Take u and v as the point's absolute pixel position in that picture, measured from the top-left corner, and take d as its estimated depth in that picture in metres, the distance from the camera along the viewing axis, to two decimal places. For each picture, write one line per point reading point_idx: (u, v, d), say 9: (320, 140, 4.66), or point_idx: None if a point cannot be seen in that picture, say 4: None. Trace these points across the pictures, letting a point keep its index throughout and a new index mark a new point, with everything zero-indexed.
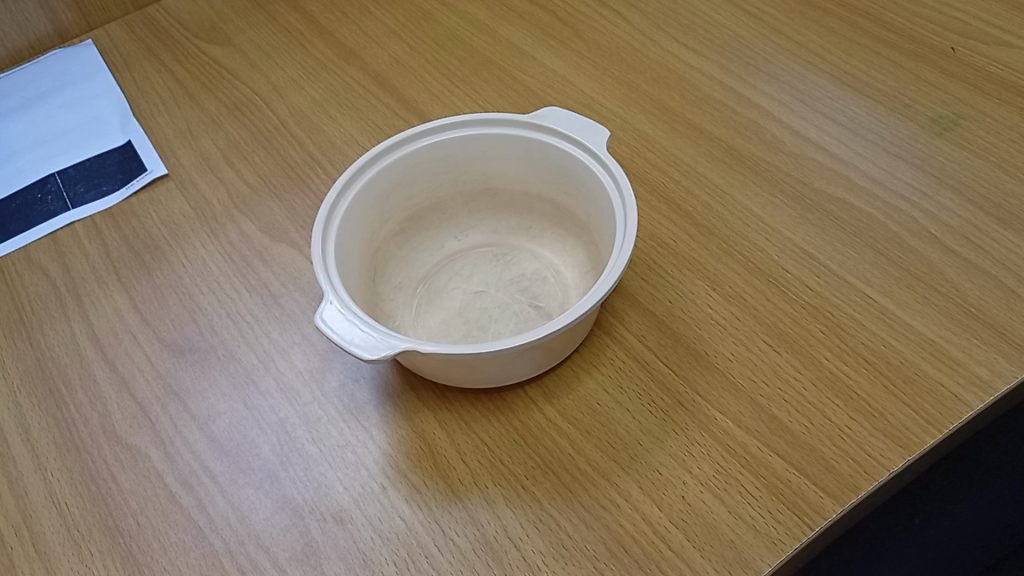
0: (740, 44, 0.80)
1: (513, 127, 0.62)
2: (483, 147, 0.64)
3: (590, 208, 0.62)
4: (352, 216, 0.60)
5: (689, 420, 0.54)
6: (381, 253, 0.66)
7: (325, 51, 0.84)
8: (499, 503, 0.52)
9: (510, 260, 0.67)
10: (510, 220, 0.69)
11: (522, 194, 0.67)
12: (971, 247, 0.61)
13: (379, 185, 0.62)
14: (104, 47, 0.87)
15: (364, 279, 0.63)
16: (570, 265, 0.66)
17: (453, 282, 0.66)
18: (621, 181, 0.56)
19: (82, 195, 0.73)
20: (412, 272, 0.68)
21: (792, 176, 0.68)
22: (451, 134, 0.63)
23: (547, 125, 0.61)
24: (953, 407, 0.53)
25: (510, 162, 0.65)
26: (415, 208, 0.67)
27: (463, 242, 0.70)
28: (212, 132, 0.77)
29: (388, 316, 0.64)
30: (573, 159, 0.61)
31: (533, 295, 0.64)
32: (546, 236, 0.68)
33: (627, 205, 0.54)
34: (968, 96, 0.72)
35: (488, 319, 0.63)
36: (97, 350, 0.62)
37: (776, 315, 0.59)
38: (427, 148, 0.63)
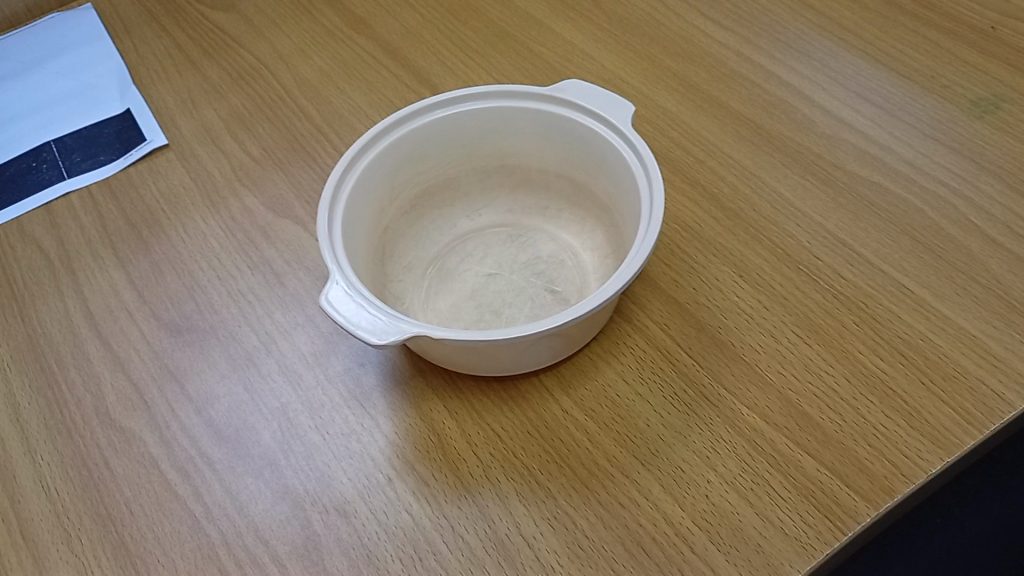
0: (768, 18, 0.76)
1: (533, 100, 0.59)
2: (500, 122, 0.61)
3: (612, 188, 0.59)
4: (361, 191, 0.56)
5: (714, 415, 0.51)
6: (390, 232, 0.63)
7: (334, 19, 0.81)
8: (512, 499, 0.49)
9: (525, 242, 0.64)
10: (525, 200, 0.66)
11: (540, 172, 0.64)
12: (1013, 237, 0.58)
13: (390, 159, 0.59)
14: (103, 12, 0.84)
15: (372, 259, 0.60)
16: (589, 248, 0.63)
17: (465, 264, 0.63)
18: (648, 159, 0.53)
19: (78, 165, 0.70)
20: (422, 253, 0.65)
21: (823, 158, 0.64)
22: (467, 107, 0.60)
23: (569, 98, 0.58)
24: (995, 407, 0.50)
25: (527, 138, 0.62)
26: (427, 185, 0.64)
27: (476, 221, 0.66)
28: (214, 102, 0.74)
29: (396, 298, 0.61)
30: (596, 136, 0.58)
31: (550, 279, 0.61)
32: (563, 217, 0.65)
33: (653, 185, 0.51)
34: (1009, 77, 0.68)
35: (502, 304, 0.60)
36: (91, 328, 0.59)
37: (806, 305, 0.56)
38: (441, 122, 0.59)
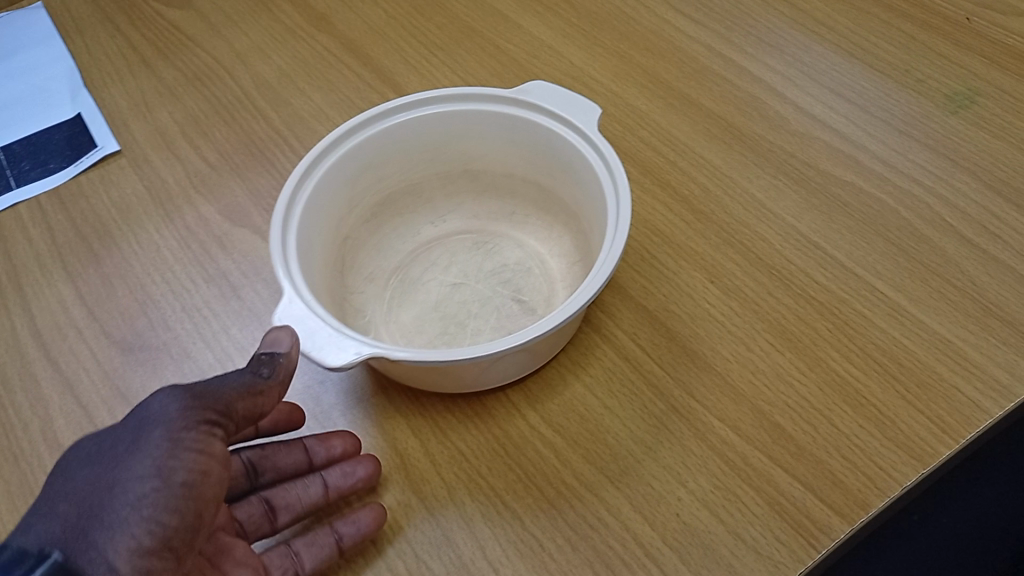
0: (740, 11, 0.74)
1: (495, 103, 0.57)
2: (462, 126, 0.59)
3: (579, 193, 0.57)
4: (319, 200, 0.54)
5: (685, 429, 0.50)
6: (351, 241, 0.61)
7: (294, 16, 0.78)
8: (477, 521, 0.47)
9: (491, 250, 0.63)
10: (491, 206, 0.65)
11: (505, 177, 0.63)
12: (989, 237, 0.57)
13: (349, 165, 0.56)
14: (54, 11, 0.81)
15: (332, 271, 0.58)
16: (556, 254, 0.62)
17: (429, 273, 0.62)
18: (614, 163, 0.50)
19: (26, 173, 0.68)
20: (385, 262, 0.64)
21: (796, 157, 0.63)
22: (428, 110, 0.57)
23: (533, 100, 0.55)
24: (971, 415, 0.49)
25: (491, 143, 0.60)
26: (389, 192, 0.63)
27: (441, 229, 0.66)
28: (169, 105, 0.71)
29: (359, 310, 0.59)
30: (561, 138, 0.55)
31: (516, 287, 0.60)
32: (529, 222, 0.64)
33: (619, 191, 0.49)
34: (985, 70, 0.67)
35: (467, 314, 0.58)
36: (39, 346, 0.57)
37: (779, 311, 0.54)
38: (401, 126, 0.57)
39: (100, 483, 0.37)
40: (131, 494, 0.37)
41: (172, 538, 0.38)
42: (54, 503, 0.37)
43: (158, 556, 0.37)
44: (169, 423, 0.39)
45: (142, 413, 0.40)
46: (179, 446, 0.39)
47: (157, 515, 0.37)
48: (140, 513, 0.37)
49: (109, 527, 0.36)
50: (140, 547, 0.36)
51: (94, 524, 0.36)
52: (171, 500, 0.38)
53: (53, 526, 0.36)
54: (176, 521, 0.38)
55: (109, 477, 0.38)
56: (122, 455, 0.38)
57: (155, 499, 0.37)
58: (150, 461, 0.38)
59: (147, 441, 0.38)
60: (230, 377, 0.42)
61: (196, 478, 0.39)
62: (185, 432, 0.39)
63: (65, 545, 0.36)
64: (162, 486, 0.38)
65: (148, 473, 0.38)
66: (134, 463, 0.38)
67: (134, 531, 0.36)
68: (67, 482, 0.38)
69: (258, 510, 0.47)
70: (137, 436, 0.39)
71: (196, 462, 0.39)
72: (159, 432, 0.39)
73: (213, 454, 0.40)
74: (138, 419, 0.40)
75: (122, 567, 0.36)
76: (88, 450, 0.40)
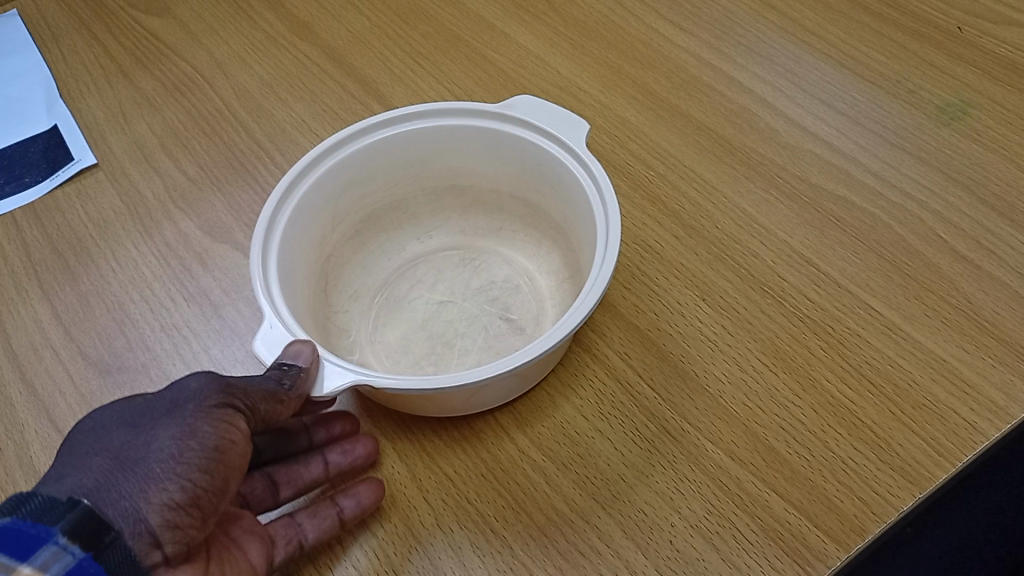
0: (730, 19, 0.73)
1: (481, 119, 0.55)
2: (448, 141, 0.57)
3: (567, 210, 0.56)
4: (302, 219, 0.52)
5: (677, 452, 0.49)
6: (335, 259, 0.60)
7: (276, 24, 0.76)
8: (466, 549, 0.46)
9: (477, 266, 0.62)
10: (478, 220, 0.64)
11: (491, 193, 0.62)
12: (983, 252, 0.56)
13: (333, 182, 0.55)
14: (30, 18, 0.79)
15: (316, 291, 0.56)
16: (544, 271, 0.61)
17: (415, 290, 0.61)
18: (602, 181, 0.49)
19: (1, 187, 0.66)
20: (371, 279, 0.63)
21: (787, 170, 0.62)
22: (414, 126, 0.56)
23: (518, 116, 0.54)
24: (968, 437, 0.48)
25: (478, 158, 0.59)
26: (373, 208, 0.61)
27: (426, 244, 0.64)
28: (148, 116, 0.70)
29: (344, 329, 0.58)
30: (550, 156, 0.53)
31: (504, 305, 0.59)
32: (518, 238, 0.63)
33: (608, 209, 0.48)
34: (976, 81, 0.66)
35: (454, 334, 0.57)
36: (13, 369, 0.55)
37: (772, 330, 0.53)
38: (385, 142, 0.56)
39: (135, 440, 0.37)
40: (167, 452, 0.37)
41: (201, 497, 0.37)
42: (83, 456, 0.36)
43: (186, 513, 0.37)
44: (204, 396, 0.39)
45: (175, 388, 0.40)
46: (212, 416, 0.39)
47: (189, 472, 0.37)
48: (174, 468, 0.37)
49: (143, 479, 0.36)
50: (172, 502, 0.36)
51: (128, 475, 0.36)
52: (204, 460, 0.38)
53: (85, 475, 0.35)
54: (207, 481, 0.38)
55: (144, 436, 0.37)
56: (157, 418, 0.38)
57: (189, 457, 0.37)
58: (184, 425, 0.38)
59: (183, 409, 0.39)
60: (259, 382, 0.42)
61: (226, 446, 0.39)
62: (215, 407, 0.39)
63: (98, 493, 0.35)
64: (196, 446, 0.38)
65: (183, 435, 0.38)
66: (168, 426, 0.38)
67: (167, 485, 0.36)
68: (95, 439, 0.37)
69: (260, 486, 0.47)
70: (172, 405, 0.39)
71: (228, 431, 0.39)
72: (193, 404, 0.39)
73: (240, 431, 0.40)
74: (172, 393, 0.40)
75: (153, 519, 0.35)
76: (116, 414, 0.39)
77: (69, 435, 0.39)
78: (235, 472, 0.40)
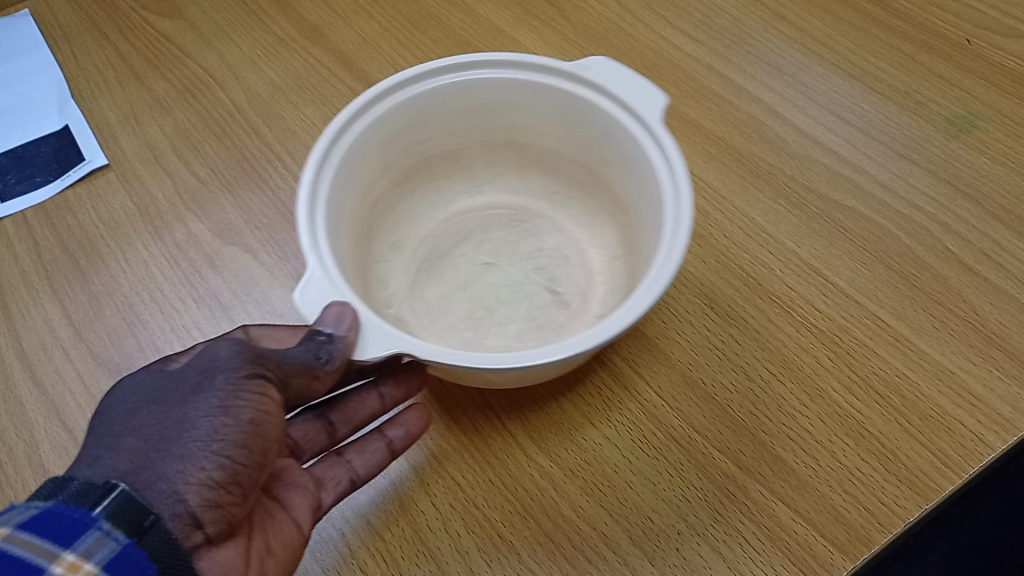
0: (739, 29, 0.74)
1: (552, 75, 0.54)
2: (512, 99, 0.57)
3: (631, 188, 0.56)
4: (354, 156, 0.52)
5: (685, 460, 0.49)
6: (380, 206, 0.60)
7: (286, 26, 0.76)
8: (473, 555, 0.46)
9: (527, 232, 0.64)
10: (530, 182, 0.65)
11: (551, 155, 0.62)
12: (991, 265, 0.56)
13: (390, 124, 0.54)
14: (41, 16, 0.78)
15: (359, 239, 0.57)
16: (596, 245, 0.62)
17: (458, 249, 0.62)
18: (675, 155, 0.48)
19: (12, 187, 0.66)
20: (415, 229, 0.64)
21: (796, 180, 0.62)
22: (480, 75, 0.55)
23: (592, 77, 0.53)
24: (975, 449, 0.48)
25: (542, 122, 0.59)
26: (427, 155, 0.61)
27: (474, 199, 0.66)
28: (158, 118, 0.70)
29: (383, 280, 0.59)
30: (616, 120, 0.53)
31: (551, 276, 0.60)
32: (572, 206, 0.64)
33: (678, 175, 0.47)
34: (984, 94, 0.67)
35: (496, 299, 0.58)
36: (23, 368, 0.56)
37: (779, 339, 0.54)
38: (447, 89, 0.55)
39: (167, 420, 0.38)
40: (202, 430, 0.38)
41: (239, 474, 0.38)
42: (115, 439, 0.37)
43: (225, 490, 0.38)
44: (232, 368, 0.40)
45: (204, 358, 0.41)
46: (242, 389, 0.40)
47: (226, 449, 0.38)
48: (209, 447, 0.37)
49: (180, 459, 0.37)
50: (210, 480, 0.37)
51: (164, 456, 0.36)
52: (239, 435, 0.39)
53: (120, 459, 0.36)
54: (244, 457, 0.39)
55: (176, 415, 0.38)
56: (186, 395, 0.39)
57: (224, 434, 0.38)
58: (215, 402, 0.39)
59: (212, 383, 0.39)
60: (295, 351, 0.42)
61: (259, 417, 0.40)
62: (246, 379, 0.40)
63: (134, 477, 0.35)
64: (230, 422, 0.38)
65: (216, 411, 0.38)
66: (200, 403, 0.39)
67: (204, 463, 0.37)
68: (125, 420, 0.38)
69: (315, 428, 0.49)
70: (202, 380, 0.40)
71: (259, 402, 0.40)
72: (223, 377, 0.40)
73: (272, 399, 0.41)
74: (201, 365, 0.41)
75: (192, 498, 0.36)
76: (143, 392, 0.40)
77: (98, 416, 0.40)
78: (272, 441, 0.41)
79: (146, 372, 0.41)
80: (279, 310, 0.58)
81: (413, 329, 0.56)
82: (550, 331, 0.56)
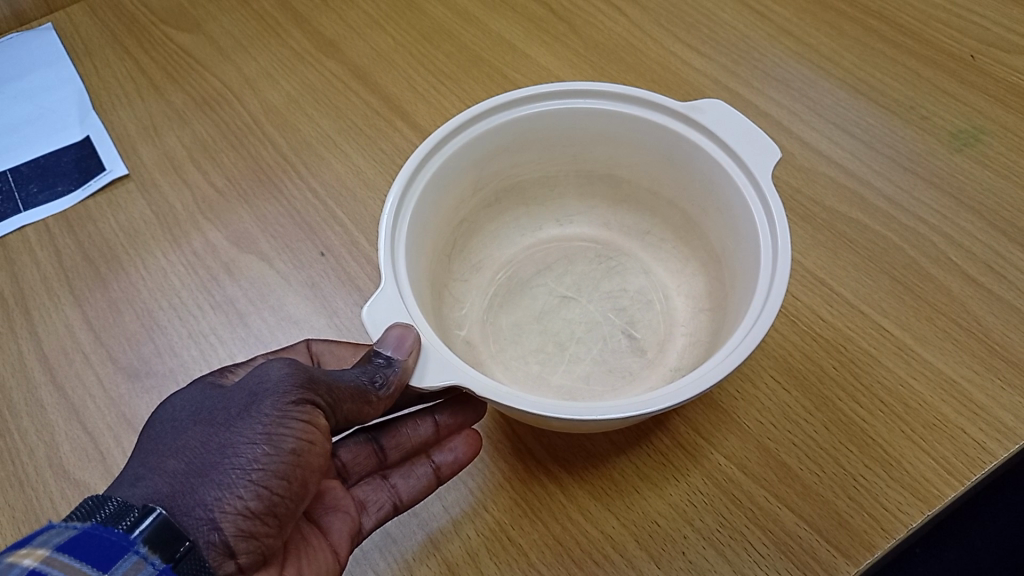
0: (747, 44, 0.75)
1: (657, 112, 0.55)
2: (611, 127, 0.57)
3: (724, 238, 0.55)
4: (445, 172, 0.54)
5: (692, 467, 0.50)
6: (468, 225, 0.62)
7: (302, 41, 0.78)
8: (483, 557, 0.47)
9: (614, 270, 0.63)
10: (625, 218, 0.65)
11: (648, 193, 0.62)
12: (993, 276, 0.57)
13: (486, 144, 0.56)
14: (64, 30, 0.80)
15: (440, 256, 0.59)
16: (683, 293, 0.60)
17: (539, 277, 0.62)
18: (775, 208, 0.48)
19: (34, 196, 0.68)
20: (500, 252, 0.65)
21: (802, 192, 0.63)
22: (584, 102, 0.56)
23: (704, 120, 0.53)
24: (976, 456, 0.49)
25: (641, 157, 0.59)
26: (521, 180, 0.63)
27: (566, 228, 0.66)
28: (177, 129, 0.72)
29: (459, 300, 0.60)
30: (707, 156, 0.53)
31: (630, 319, 0.59)
32: (663, 249, 0.63)
33: (777, 222, 0.47)
34: (988, 109, 0.68)
35: (570, 337, 0.58)
36: (45, 371, 0.57)
37: (784, 348, 0.54)
38: (549, 113, 0.56)
39: (211, 443, 0.37)
40: (243, 458, 0.37)
41: (276, 505, 0.38)
42: (158, 459, 0.37)
43: (260, 521, 0.37)
44: (281, 395, 0.40)
45: (254, 381, 0.41)
46: (287, 417, 0.39)
47: (264, 479, 0.38)
48: (249, 475, 0.37)
49: (220, 486, 0.36)
50: (245, 510, 0.37)
51: (204, 482, 0.36)
52: (279, 466, 0.38)
53: (160, 481, 0.36)
54: (282, 488, 0.38)
55: (220, 440, 0.38)
56: (232, 419, 0.39)
57: (264, 463, 0.38)
58: (260, 429, 0.38)
59: (258, 408, 0.39)
60: (350, 374, 0.44)
61: (302, 448, 0.39)
62: (293, 407, 0.40)
63: (173, 502, 0.35)
64: (271, 452, 0.38)
65: (259, 439, 0.38)
66: (244, 429, 0.38)
67: (242, 493, 0.37)
68: (170, 440, 0.38)
69: (365, 452, 0.50)
70: (248, 404, 0.39)
71: (304, 432, 0.40)
72: (270, 404, 0.39)
73: (318, 427, 0.41)
74: (250, 388, 0.40)
75: (227, 528, 0.36)
76: (190, 410, 0.40)
77: (143, 431, 0.40)
78: (313, 471, 0.41)
79: (195, 389, 0.42)
80: (294, 317, 0.59)
81: (482, 357, 0.57)
82: (620, 378, 0.56)
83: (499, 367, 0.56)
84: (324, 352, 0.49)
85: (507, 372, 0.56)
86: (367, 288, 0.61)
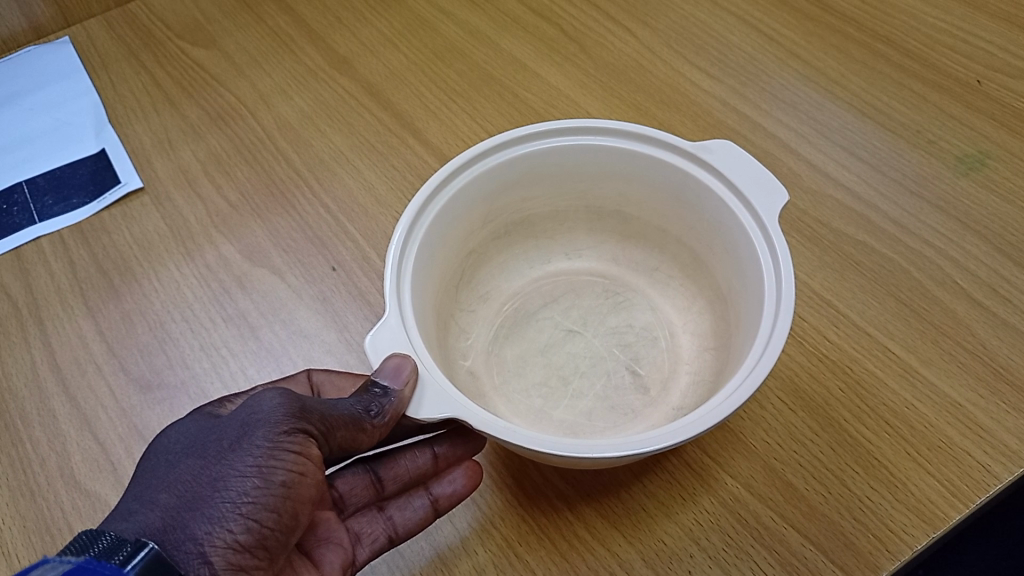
0: (755, 67, 0.76)
1: (667, 151, 0.55)
2: (623, 164, 0.58)
3: (729, 274, 0.56)
4: (454, 205, 0.54)
5: (699, 485, 0.50)
6: (476, 256, 0.62)
7: (316, 57, 0.79)
8: (490, 572, 0.48)
9: (621, 305, 0.63)
10: (634, 253, 0.65)
11: (657, 229, 0.62)
12: (999, 299, 0.58)
13: (496, 177, 0.57)
14: (81, 44, 0.81)
15: (447, 285, 0.59)
16: (687, 330, 0.61)
17: (546, 310, 0.63)
18: (780, 251, 0.48)
19: (49, 208, 0.68)
20: (508, 284, 0.65)
21: (809, 214, 0.64)
22: (595, 139, 0.57)
23: (711, 160, 0.53)
24: (981, 479, 0.49)
25: (651, 194, 0.59)
26: (531, 213, 0.63)
27: (574, 262, 0.66)
28: (191, 143, 0.72)
29: (464, 330, 0.61)
30: (715, 195, 0.54)
31: (635, 355, 0.60)
32: (670, 287, 0.64)
33: (782, 262, 0.47)
34: (995, 134, 0.69)
35: (574, 371, 0.59)
36: (57, 382, 0.58)
37: (792, 368, 0.55)
38: (560, 148, 0.57)
39: (203, 477, 0.38)
40: (234, 491, 0.38)
41: (266, 537, 0.39)
42: (151, 494, 0.38)
43: (250, 554, 0.38)
44: (273, 426, 0.40)
45: (247, 411, 0.41)
46: (279, 449, 0.40)
47: (255, 512, 0.38)
48: (239, 509, 0.38)
49: (211, 521, 0.37)
50: (235, 543, 0.37)
51: (195, 516, 0.37)
52: (270, 499, 0.39)
53: (153, 516, 0.36)
54: (272, 520, 0.39)
55: (212, 472, 0.38)
56: (223, 452, 0.39)
57: (254, 497, 0.38)
58: (251, 462, 0.39)
59: (250, 439, 0.40)
60: (344, 402, 0.44)
61: (292, 480, 0.40)
62: (285, 438, 0.40)
63: (165, 536, 0.36)
64: (262, 485, 0.39)
65: (250, 473, 0.39)
66: (235, 462, 0.39)
67: (232, 526, 0.37)
68: (164, 473, 0.39)
69: (362, 483, 0.50)
70: (240, 435, 0.40)
71: (295, 464, 0.40)
72: (262, 434, 0.40)
73: (310, 458, 0.41)
74: (243, 419, 0.41)
75: (217, 561, 0.36)
76: (184, 444, 0.41)
77: (140, 463, 0.41)
78: (304, 502, 0.41)
79: (192, 421, 0.43)
80: (305, 330, 0.60)
81: (485, 388, 0.57)
82: (622, 416, 0.56)
83: (501, 400, 0.57)
84: (324, 383, 0.50)
85: (509, 405, 0.56)
86: (376, 302, 0.61)
